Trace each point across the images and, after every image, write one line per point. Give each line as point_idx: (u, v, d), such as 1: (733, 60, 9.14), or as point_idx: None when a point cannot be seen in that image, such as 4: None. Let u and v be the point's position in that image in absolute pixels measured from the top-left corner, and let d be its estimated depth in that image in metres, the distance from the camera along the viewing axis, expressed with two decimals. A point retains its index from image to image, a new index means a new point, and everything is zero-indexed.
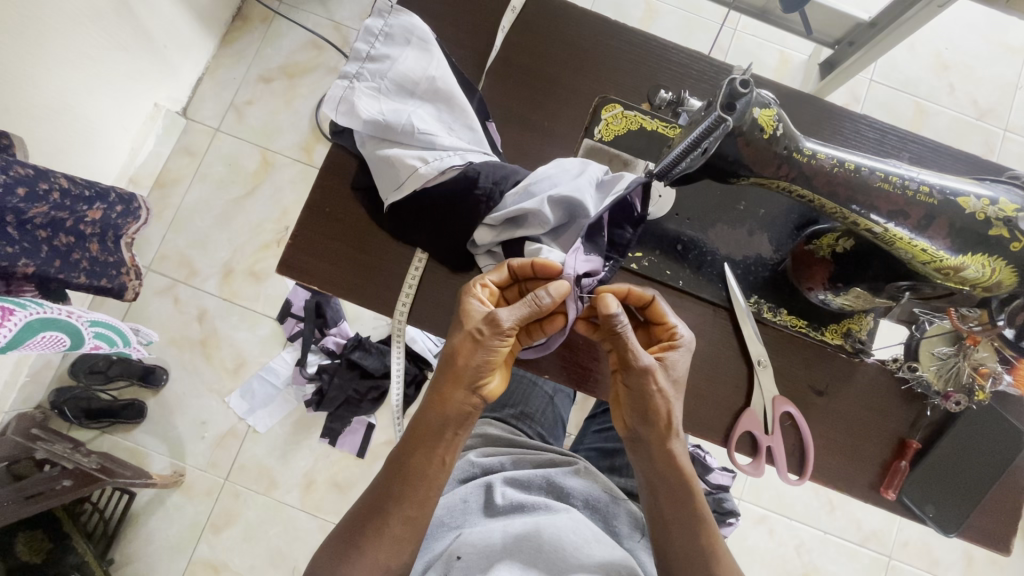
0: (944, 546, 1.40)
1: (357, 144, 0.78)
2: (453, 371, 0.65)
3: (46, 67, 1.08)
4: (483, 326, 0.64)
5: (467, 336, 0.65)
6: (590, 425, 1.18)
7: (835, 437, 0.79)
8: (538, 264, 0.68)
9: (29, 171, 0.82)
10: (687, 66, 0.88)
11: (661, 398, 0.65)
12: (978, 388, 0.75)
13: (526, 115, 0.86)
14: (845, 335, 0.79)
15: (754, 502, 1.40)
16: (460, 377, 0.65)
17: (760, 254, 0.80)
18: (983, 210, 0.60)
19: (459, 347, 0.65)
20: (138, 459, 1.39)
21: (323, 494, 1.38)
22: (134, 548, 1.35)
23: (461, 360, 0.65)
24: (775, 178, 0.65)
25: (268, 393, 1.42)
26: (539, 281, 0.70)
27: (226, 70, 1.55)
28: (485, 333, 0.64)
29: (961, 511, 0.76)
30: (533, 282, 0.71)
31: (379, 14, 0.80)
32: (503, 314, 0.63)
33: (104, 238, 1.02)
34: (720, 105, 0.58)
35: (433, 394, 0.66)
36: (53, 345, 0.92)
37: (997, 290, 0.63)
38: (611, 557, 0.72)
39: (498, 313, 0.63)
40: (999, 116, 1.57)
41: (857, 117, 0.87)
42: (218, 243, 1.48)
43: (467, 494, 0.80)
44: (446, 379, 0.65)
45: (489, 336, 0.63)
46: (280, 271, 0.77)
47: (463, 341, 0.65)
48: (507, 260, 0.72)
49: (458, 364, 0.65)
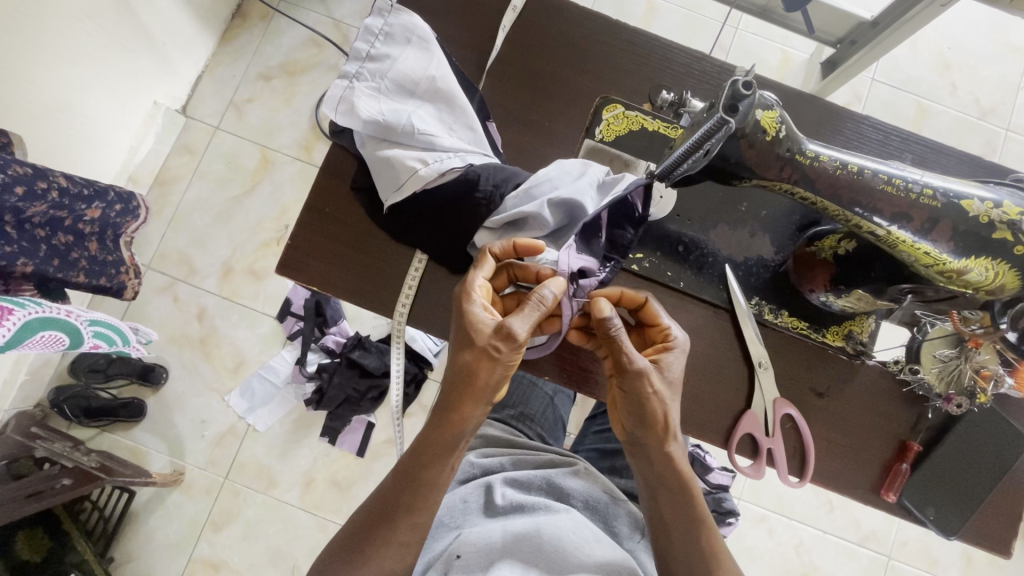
0: (942, 547, 1.39)
1: (358, 144, 0.77)
2: (470, 390, 0.63)
3: (45, 66, 1.07)
4: (498, 342, 0.61)
5: (481, 353, 0.62)
6: (590, 426, 1.18)
7: (836, 438, 0.79)
8: (520, 245, 0.68)
9: (27, 170, 0.82)
10: (689, 66, 0.88)
11: (657, 400, 0.65)
12: (979, 391, 0.75)
13: (527, 116, 0.85)
14: (846, 337, 0.79)
15: (753, 502, 1.40)
16: (479, 395, 0.63)
17: (761, 255, 0.79)
18: (987, 212, 0.60)
19: (475, 366, 0.62)
20: (138, 458, 1.38)
21: (323, 492, 1.38)
22: (135, 546, 1.35)
23: (481, 379, 0.62)
24: (777, 179, 0.65)
25: (268, 393, 1.41)
26: (528, 269, 0.70)
27: (226, 67, 1.54)
28: (502, 350, 0.61)
29: (962, 514, 0.76)
30: (522, 269, 0.70)
31: (379, 13, 0.79)
32: (517, 327, 0.61)
33: (104, 236, 1.01)
34: (722, 107, 0.58)
35: (450, 413, 0.64)
36: (52, 345, 0.92)
37: (1000, 293, 0.63)
38: (611, 557, 0.71)
39: (513, 326, 0.61)
40: (1001, 116, 1.56)
41: (858, 118, 0.87)
42: (218, 242, 1.48)
43: (467, 494, 0.80)
44: (464, 397, 0.63)
45: (507, 351, 0.61)
46: (280, 270, 0.77)
47: (478, 359, 0.62)
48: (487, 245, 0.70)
49: (477, 383, 0.62)
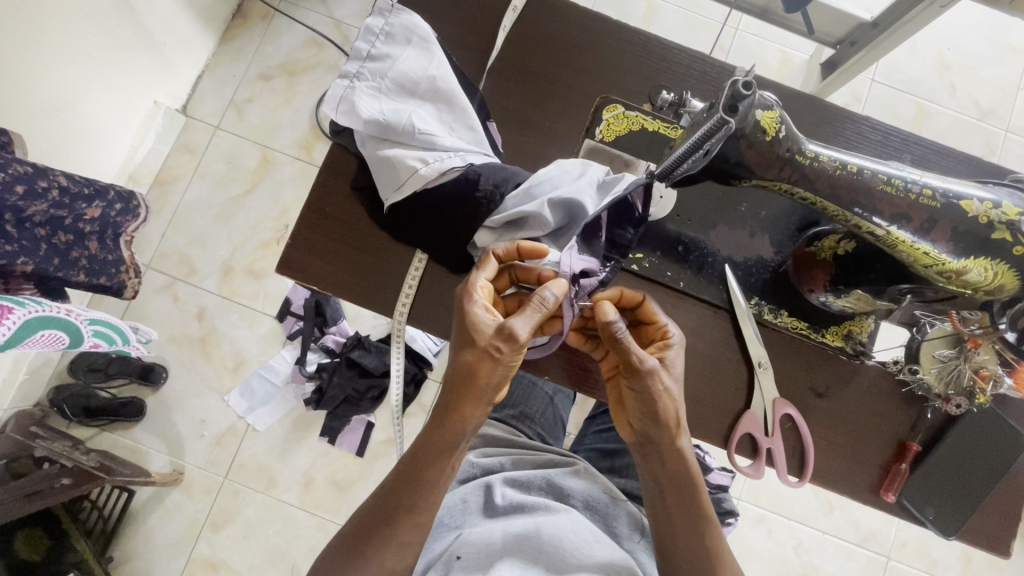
0: (942, 547, 1.40)
1: (358, 144, 0.77)
2: (470, 390, 0.62)
3: (45, 66, 1.07)
4: (499, 342, 0.61)
5: (482, 353, 0.62)
6: (590, 425, 1.18)
7: (836, 438, 0.79)
8: (525, 248, 0.69)
9: (27, 169, 0.82)
10: (689, 67, 0.88)
11: (668, 398, 0.65)
12: (978, 391, 0.75)
13: (527, 116, 0.86)
14: (845, 337, 0.79)
15: (753, 502, 1.40)
16: (479, 395, 0.63)
17: (761, 255, 0.80)
18: (986, 213, 0.60)
19: (475, 365, 0.62)
20: (137, 457, 1.38)
21: (323, 492, 1.38)
22: (134, 546, 1.35)
23: (481, 379, 0.62)
24: (777, 180, 0.65)
25: (268, 392, 1.41)
26: (528, 270, 0.70)
27: (226, 67, 1.54)
28: (502, 350, 0.61)
29: (961, 514, 0.76)
30: (523, 270, 0.70)
31: (380, 13, 0.79)
32: (518, 327, 0.61)
33: (103, 236, 1.01)
34: (722, 107, 0.58)
35: (450, 413, 0.64)
36: (52, 344, 0.92)
37: (999, 294, 0.63)
38: (611, 557, 0.71)
39: (513, 326, 0.61)
40: (1000, 117, 1.56)
41: (858, 118, 0.87)
42: (218, 242, 1.48)
43: (467, 494, 0.80)
44: (464, 398, 0.63)
45: (508, 352, 0.61)
46: (280, 270, 0.77)
47: (478, 359, 0.62)
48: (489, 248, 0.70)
49: (477, 383, 0.62)
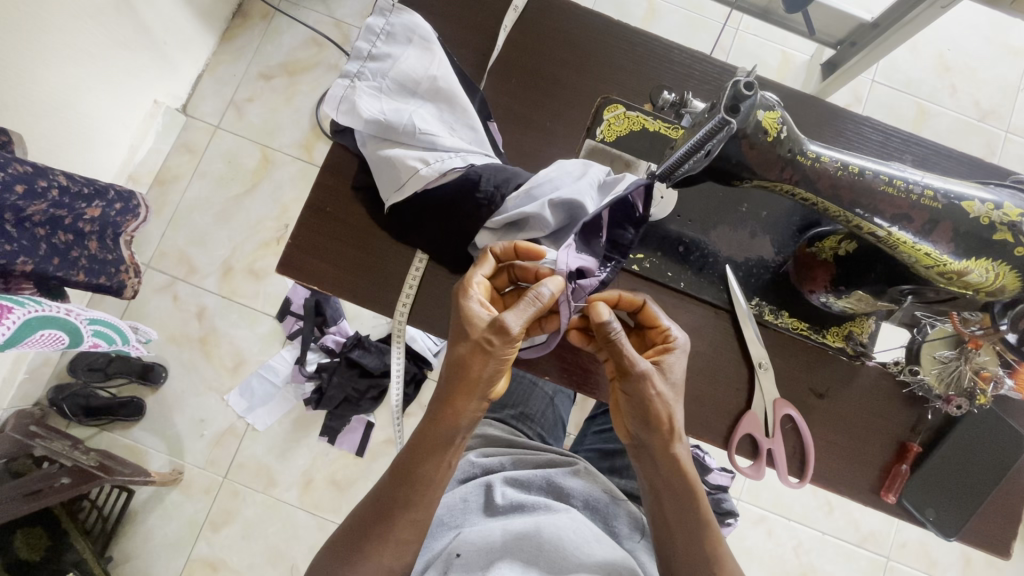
0: (941, 547, 1.40)
1: (358, 144, 0.77)
2: (464, 383, 0.62)
3: (45, 65, 1.07)
4: (492, 335, 0.61)
5: (475, 346, 0.61)
6: (590, 426, 1.18)
7: (837, 439, 0.79)
8: (521, 248, 0.68)
9: (27, 168, 0.82)
10: (690, 67, 0.88)
11: (660, 402, 0.65)
12: (979, 392, 0.75)
13: (528, 116, 0.86)
14: (846, 338, 0.79)
15: (752, 502, 1.40)
16: (473, 388, 0.62)
17: (762, 256, 0.79)
18: (987, 214, 0.60)
19: (469, 358, 0.62)
20: (136, 457, 1.38)
21: (322, 492, 1.37)
22: (134, 545, 1.35)
23: (473, 372, 0.62)
24: (778, 180, 0.65)
25: (268, 392, 1.41)
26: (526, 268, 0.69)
27: (226, 67, 1.54)
28: (495, 343, 0.61)
29: (961, 515, 0.76)
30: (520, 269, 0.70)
31: (381, 13, 0.79)
32: (510, 320, 0.60)
33: (104, 236, 1.01)
34: (724, 108, 0.58)
35: (443, 406, 0.63)
36: (52, 344, 0.91)
37: (1000, 294, 0.63)
38: (611, 557, 0.71)
39: (505, 318, 0.60)
40: (1001, 118, 1.56)
41: (859, 119, 0.87)
42: (218, 241, 1.48)
43: (467, 494, 0.80)
44: (457, 390, 0.63)
45: (500, 345, 0.60)
46: (280, 270, 0.77)
47: (472, 352, 0.62)
48: (489, 247, 0.70)
49: (470, 375, 0.62)
